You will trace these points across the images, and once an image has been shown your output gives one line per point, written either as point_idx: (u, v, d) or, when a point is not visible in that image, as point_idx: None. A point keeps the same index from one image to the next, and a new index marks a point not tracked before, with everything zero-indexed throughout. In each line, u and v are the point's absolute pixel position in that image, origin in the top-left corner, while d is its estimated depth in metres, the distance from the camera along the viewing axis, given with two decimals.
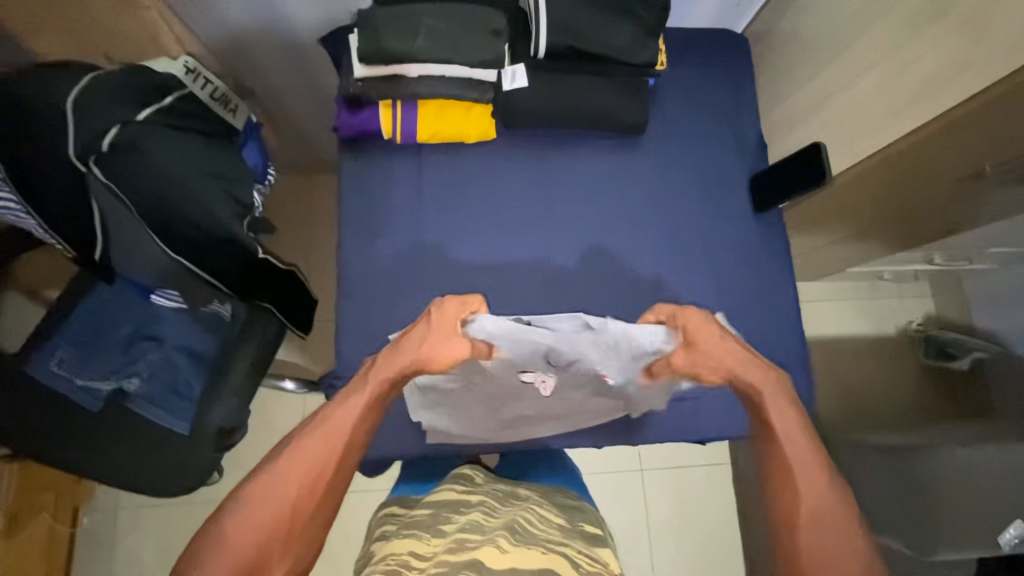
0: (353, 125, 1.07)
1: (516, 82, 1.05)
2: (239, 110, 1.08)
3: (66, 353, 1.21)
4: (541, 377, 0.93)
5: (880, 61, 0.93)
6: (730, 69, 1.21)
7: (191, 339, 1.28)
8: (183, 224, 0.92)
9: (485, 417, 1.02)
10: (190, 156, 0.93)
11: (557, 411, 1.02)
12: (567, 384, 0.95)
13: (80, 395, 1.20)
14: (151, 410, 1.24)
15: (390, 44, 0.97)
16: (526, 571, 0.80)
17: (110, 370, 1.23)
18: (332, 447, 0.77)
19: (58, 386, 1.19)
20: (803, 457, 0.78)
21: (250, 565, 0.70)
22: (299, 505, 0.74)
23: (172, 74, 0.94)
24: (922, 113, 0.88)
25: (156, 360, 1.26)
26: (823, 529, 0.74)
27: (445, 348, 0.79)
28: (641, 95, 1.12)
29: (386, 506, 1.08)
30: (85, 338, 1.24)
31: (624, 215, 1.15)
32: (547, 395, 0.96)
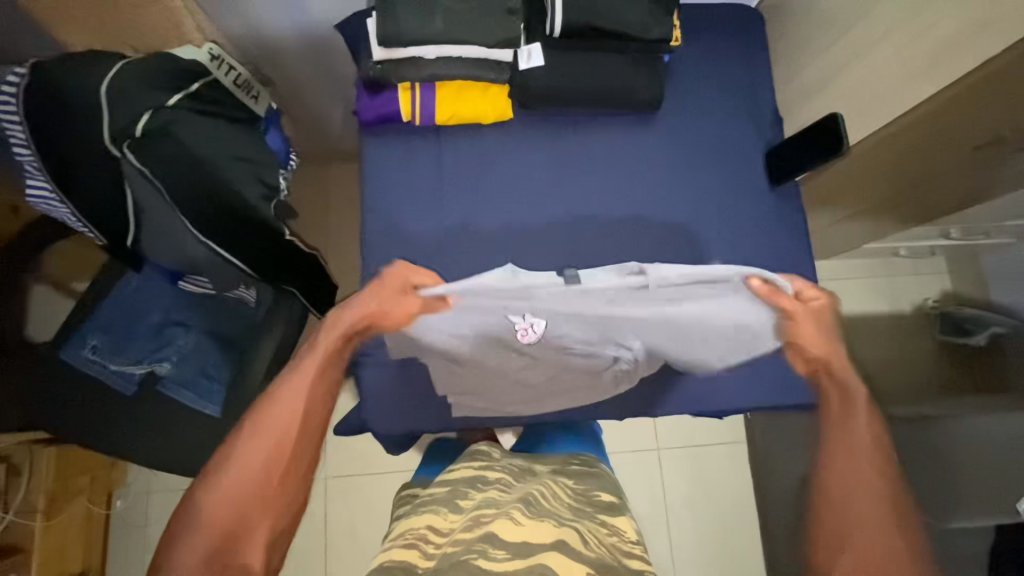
0: (373, 108, 1.08)
1: (532, 61, 1.07)
2: (260, 96, 1.11)
3: (98, 340, 1.25)
4: (525, 322, 0.95)
5: (901, 28, 0.93)
6: (743, 45, 1.21)
7: (216, 323, 1.34)
8: (214, 208, 0.94)
9: (509, 392, 1.05)
10: (219, 140, 0.95)
11: (556, 369, 1.02)
12: (553, 339, 0.97)
13: (115, 378, 1.24)
14: (180, 393, 1.28)
15: (410, 25, 0.99)
16: (537, 545, 0.81)
17: (141, 356, 1.28)
18: (294, 411, 0.86)
19: (92, 370, 1.23)
20: (865, 438, 0.87)
21: (231, 528, 0.74)
22: (271, 466, 0.80)
23: (197, 61, 0.97)
24: (941, 80, 0.88)
25: (185, 345, 1.31)
26: (857, 499, 0.77)
27: (383, 299, 1.00)
28: (656, 72, 1.13)
29: (410, 487, 1.11)
30: (117, 326, 1.29)
31: (642, 194, 1.16)
32: (524, 343, 0.97)
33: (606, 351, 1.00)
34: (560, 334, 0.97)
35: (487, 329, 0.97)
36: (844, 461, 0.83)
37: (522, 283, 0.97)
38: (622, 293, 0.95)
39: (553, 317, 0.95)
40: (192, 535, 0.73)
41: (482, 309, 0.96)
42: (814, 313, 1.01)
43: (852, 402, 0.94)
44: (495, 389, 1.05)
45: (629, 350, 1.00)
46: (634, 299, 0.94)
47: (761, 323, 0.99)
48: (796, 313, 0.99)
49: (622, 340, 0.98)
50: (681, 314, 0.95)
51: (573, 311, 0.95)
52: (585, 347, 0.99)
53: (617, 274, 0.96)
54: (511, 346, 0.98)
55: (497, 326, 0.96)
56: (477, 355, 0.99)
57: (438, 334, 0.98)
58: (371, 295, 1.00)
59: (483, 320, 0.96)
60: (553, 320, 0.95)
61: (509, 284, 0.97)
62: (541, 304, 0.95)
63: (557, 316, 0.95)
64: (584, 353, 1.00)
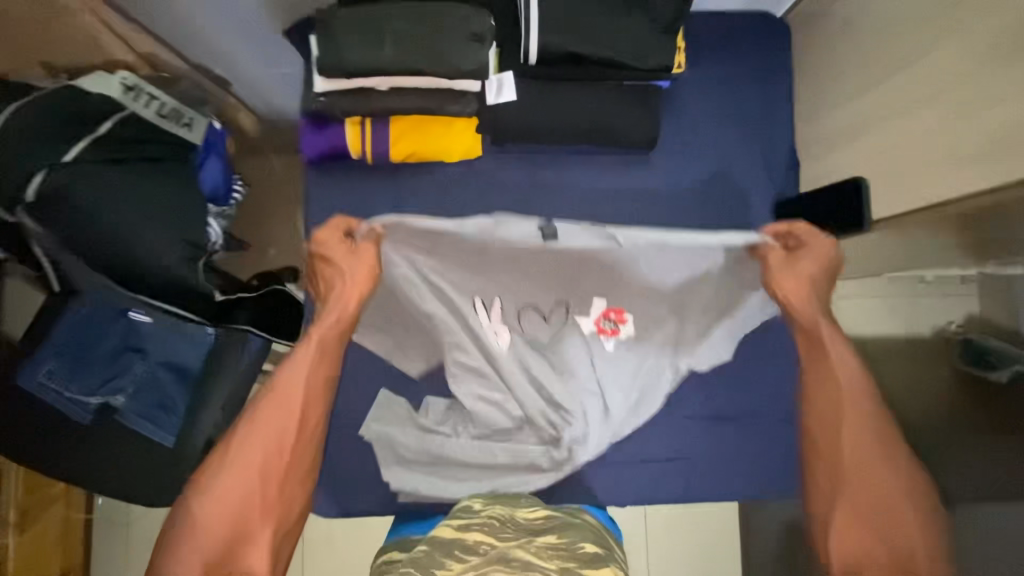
0: (317, 144, 0.93)
1: (502, 95, 0.91)
2: (195, 123, 0.94)
3: (52, 362, 1.04)
4: (490, 324, 0.91)
5: (942, 88, 0.71)
6: (762, 70, 1.01)
7: (173, 353, 1.09)
8: (129, 276, 0.84)
9: (467, 455, 0.91)
10: (132, 197, 0.82)
11: (511, 403, 0.89)
12: (524, 348, 0.90)
13: (68, 406, 1.05)
14: (140, 425, 1.09)
15: (351, 55, 0.83)
16: None
17: (98, 384, 1.07)
18: (284, 413, 0.77)
19: (46, 397, 1.05)
20: (850, 377, 0.76)
21: (230, 534, 0.71)
22: (267, 466, 0.75)
23: (105, 95, 0.84)
24: (990, 176, 0.66)
25: (141, 374, 1.08)
26: (863, 510, 0.71)
27: (360, 278, 0.82)
28: (650, 105, 0.95)
29: (385, 551, 0.83)
30: (73, 347, 1.05)
31: (617, 218, 1.01)
32: (502, 348, 0.89)
33: (567, 350, 0.90)
34: (523, 330, 0.92)
35: (456, 304, 0.90)
36: (834, 421, 0.75)
37: (494, 223, 0.85)
38: (589, 252, 0.88)
39: (512, 260, 0.91)
40: (192, 541, 0.70)
41: (437, 259, 0.89)
42: (789, 257, 0.79)
43: (819, 339, 0.78)
44: (447, 467, 0.92)
45: (579, 301, 0.95)
46: (599, 258, 0.89)
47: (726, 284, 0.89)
48: (775, 263, 0.80)
49: (579, 291, 0.95)
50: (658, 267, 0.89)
51: (524, 265, 0.93)
52: (546, 380, 0.87)
53: (588, 234, 0.85)
54: (466, 344, 0.90)
55: (449, 301, 0.90)
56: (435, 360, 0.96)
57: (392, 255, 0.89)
58: (332, 257, 0.82)
59: (457, 280, 0.92)
60: (509, 308, 0.93)
61: (474, 233, 0.85)
62: (491, 275, 0.93)
63: (514, 291, 0.94)
64: (537, 379, 0.87)
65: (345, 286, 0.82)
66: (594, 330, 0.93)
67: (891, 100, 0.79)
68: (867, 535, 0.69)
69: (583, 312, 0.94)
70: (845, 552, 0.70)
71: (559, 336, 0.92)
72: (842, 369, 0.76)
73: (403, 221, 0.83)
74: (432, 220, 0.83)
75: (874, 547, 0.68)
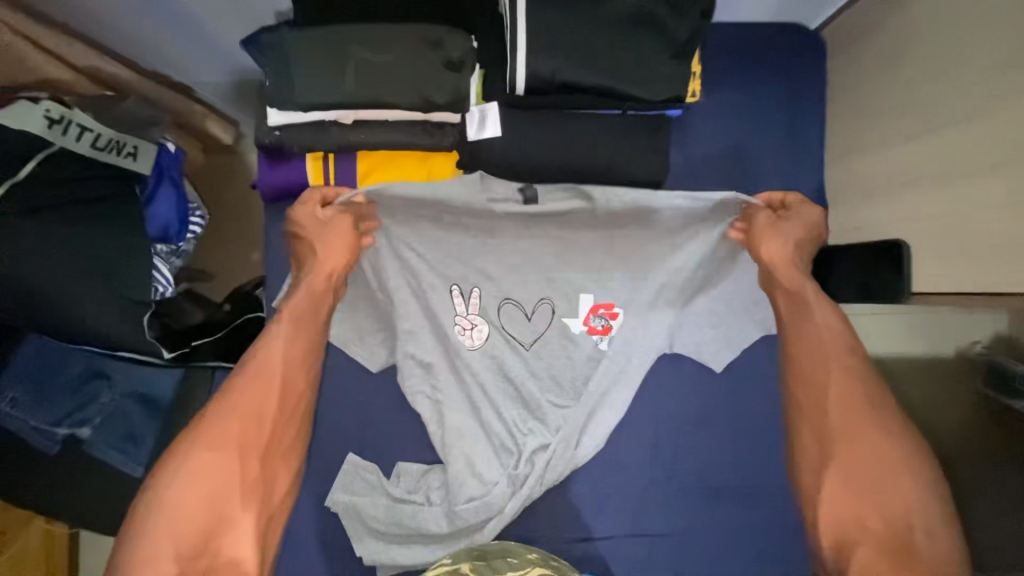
0: (274, 182, 0.82)
1: (485, 130, 0.78)
2: (140, 151, 0.85)
3: (18, 392, 0.92)
4: (466, 316, 0.85)
5: (1015, 147, 0.58)
6: (791, 94, 0.87)
7: (147, 381, 1.00)
8: (60, 333, 0.76)
9: (437, 517, 0.81)
10: (60, 246, 0.74)
11: (469, 412, 0.84)
12: (499, 341, 0.85)
13: (34, 437, 0.93)
14: (111, 455, 0.99)
15: (305, 86, 0.71)
16: None
17: (65, 414, 0.95)
18: (264, 380, 0.75)
19: (11, 425, 0.92)
20: (828, 340, 0.76)
21: (206, 516, 0.67)
22: (246, 442, 0.72)
23: (27, 132, 0.72)
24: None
25: (110, 404, 0.98)
26: (854, 479, 0.70)
27: (337, 246, 0.82)
28: (659, 135, 0.82)
29: None
30: (37, 373, 0.94)
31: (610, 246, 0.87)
32: (474, 346, 0.85)
33: (545, 348, 0.86)
34: (502, 327, 0.85)
35: (427, 285, 0.85)
36: (819, 387, 0.76)
37: (483, 200, 0.84)
38: (569, 217, 0.85)
39: (491, 239, 0.86)
40: (165, 522, 0.65)
41: (416, 240, 0.85)
42: (778, 223, 0.82)
43: (803, 305, 0.79)
44: (422, 539, 0.82)
45: (565, 299, 0.86)
46: (573, 221, 0.86)
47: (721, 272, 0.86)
48: (763, 227, 0.82)
49: (566, 287, 0.86)
50: (651, 238, 0.85)
51: (507, 252, 0.86)
52: (521, 380, 0.84)
53: (565, 194, 0.84)
54: (430, 339, 0.85)
55: (418, 289, 0.85)
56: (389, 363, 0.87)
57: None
58: (312, 221, 0.81)
59: (434, 261, 0.85)
60: (489, 300, 0.85)
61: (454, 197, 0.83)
62: (474, 260, 0.86)
63: (496, 283, 0.86)
64: (512, 380, 0.84)
65: (320, 258, 0.82)
66: (582, 331, 0.85)
67: (949, 153, 0.66)
68: (860, 500, 0.69)
69: (570, 313, 0.86)
70: (834, 520, 0.70)
71: (541, 337, 0.86)
72: (826, 327, 0.76)
73: (393, 185, 0.82)
74: (427, 185, 0.82)
75: (865, 515, 0.68)
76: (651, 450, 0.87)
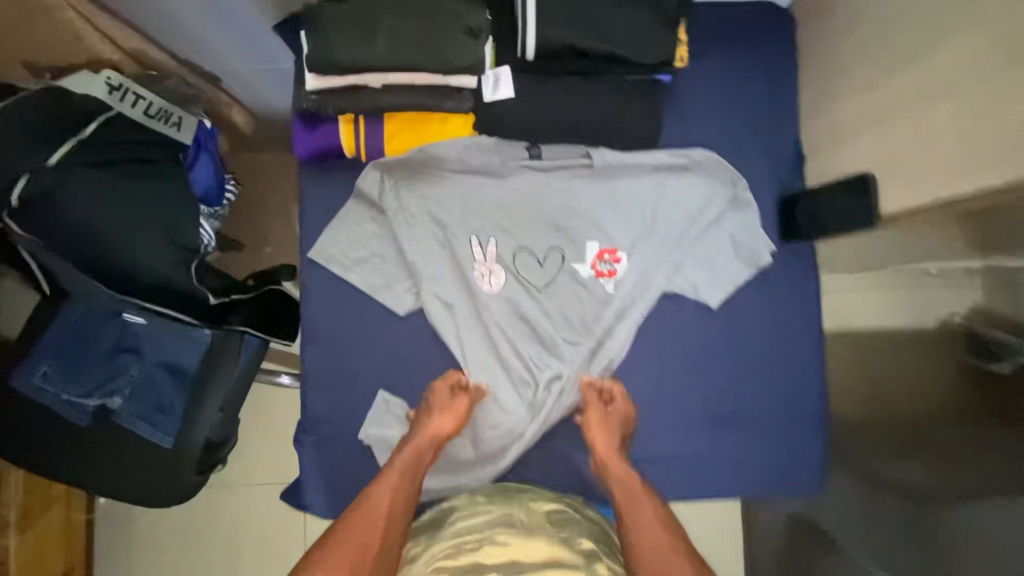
0: (309, 143, 0.91)
1: (499, 91, 0.87)
2: (184, 123, 0.91)
3: (50, 365, 1.06)
4: (484, 266, 0.93)
5: (958, 81, 0.69)
6: (767, 60, 0.98)
7: (171, 353, 1.11)
8: (119, 277, 0.82)
9: (463, 447, 0.92)
10: (117, 198, 0.80)
11: (489, 351, 0.92)
12: (515, 286, 0.94)
13: (66, 409, 1.06)
14: (137, 426, 1.08)
15: (343, 52, 0.80)
16: (530, 562, 0.69)
17: (94, 385, 1.08)
18: (373, 521, 0.73)
19: (46, 400, 1.05)
20: (650, 534, 0.74)
21: None
22: None
23: (91, 95, 0.82)
24: (1006, 174, 0.64)
25: (137, 376, 1.09)
26: None
27: (450, 411, 0.87)
28: (653, 97, 0.92)
29: None
30: (68, 349, 1.08)
31: (611, 187, 0.95)
32: (492, 291, 0.93)
33: (557, 291, 0.94)
34: (517, 273, 0.94)
35: (449, 237, 0.94)
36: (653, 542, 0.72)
37: (499, 163, 0.95)
38: (573, 174, 0.96)
39: (504, 194, 0.95)
40: None
41: (439, 200, 0.94)
42: (606, 415, 0.88)
43: (635, 495, 0.79)
44: (449, 462, 0.92)
45: (574, 247, 0.95)
46: (575, 177, 0.96)
47: (724, 221, 0.96)
48: (593, 420, 0.88)
49: (574, 237, 0.95)
50: (649, 189, 0.95)
51: (520, 206, 0.95)
52: (537, 320, 0.93)
53: (566, 154, 0.96)
54: (451, 285, 0.93)
55: (444, 240, 0.94)
56: (414, 308, 0.94)
57: (379, 183, 0.93)
58: (437, 394, 0.88)
59: (450, 216, 0.94)
60: (505, 249, 0.94)
61: (475, 159, 0.94)
62: (490, 215, 0.94)
63: (511, 233, 0.94)
64: (529, 320, 0.93)
65: (432, 419, 0.86)
66: (591, 275, 0.94)
67: (906, 97, 0.76)
68: None
69: (579, 258, 0.94)
70: None
71: (553, 281, 0.94)
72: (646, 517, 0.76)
73: (424, 147, 0.92)
74: (451, 143, 0.93)
75: None
76: (655, 384, 0.95)
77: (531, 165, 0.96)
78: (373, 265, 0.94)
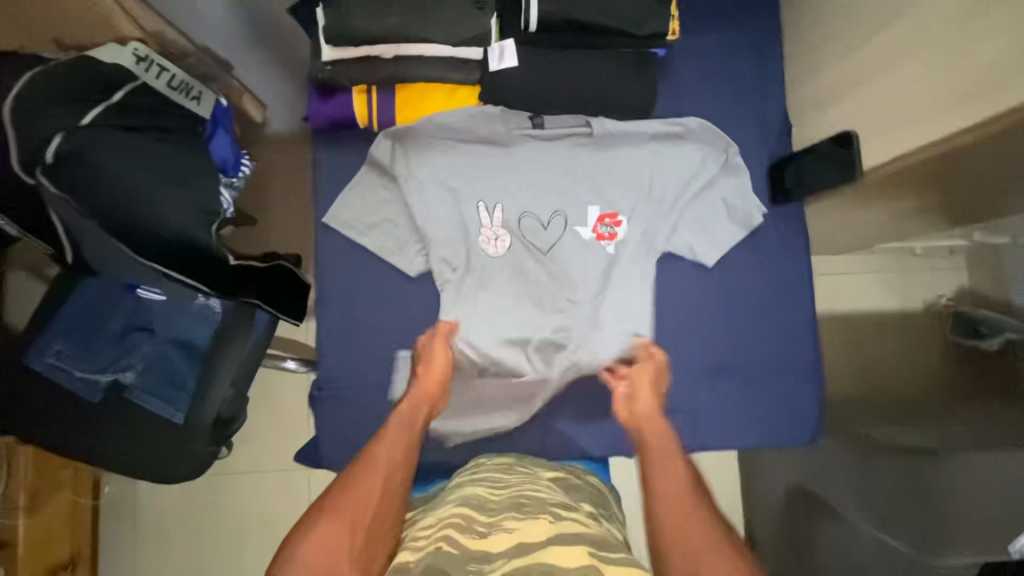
0: (325, 112, 0.97)
1: (504, 61, 0.93)
2: (203, 97, 0.98)
3: (63, 344, 1.08)
4: (492, 229, 0.98)
5: (929, 38, 0.75)
6: (753, 37, 1.05)
7: (182, 330, 1.12)
8: (144, 238, 0.85)
9: (482, 396, 0.99)
10: (144, 163, 0.84)
11: (497, 308, 0.98)
12: (521, 248, 0.99)
13: (79, 385, 1.08)
14: (149, 401, 1.11)
15: (358, 22, 0.85)
16: (533, 544, 0.61)
17: (106, 362, 1.09)
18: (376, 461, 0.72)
19: (60, 377, 1.08)
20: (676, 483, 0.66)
21: None
22: (360, 516, 0.65)
23: (119, 65, 0.87)
24: (976, 117, 0.70)
25: (149, 352, 1.11)
26: None
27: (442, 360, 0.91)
28: (648, 69, 0.97)
29: None
30: (81, 327, 1.10)
31: (610, 153, 1.00)
32: (498, 252, 0.98)
33: (561, 252, 0.99)
34: (522, 236, 0.99)
35: (458, 202, 0.98)
36: (674, 497, 0.64)
37: (505, 131, 1.01)
38: (574, 142, 1.01)
39: (508, 160, 1.00)
40: None
41: (448, 166, 0.98)
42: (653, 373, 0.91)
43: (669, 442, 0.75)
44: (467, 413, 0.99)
45: (576, 212, 0.99)
46: (575, 145, 1.01)
47: (718, 186, 1.01)
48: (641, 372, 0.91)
49: (576, 202, 1.00)
50: (646, 154, 1.00)
51: (525, 171, 1.00)
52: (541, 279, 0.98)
53: (567, 122, 1.02)
54: (458, 249, 0.98)
55: (452, 204, 0.99)
56: (424, 269, 1.00)
57: (391, 150, 0.98)
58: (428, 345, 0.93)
59: (458, 181, 0.98)
60: (510, 214, 0.99)
61: (481, 127, 1.00)
62: (496, 182, 0.99)
63: (516, 199, 0.99)
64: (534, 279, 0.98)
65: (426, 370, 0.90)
66: (593, 238, 0.99)
67: (882, 58, 0.83)
68: None
69: (581, 222, 0.99)
70: None
71: (557, 243, 0.99)
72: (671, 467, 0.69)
73: (433, 117, 0.98)
74: (458, 114, 0.99)
75: None
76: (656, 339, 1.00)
77: (533, 132, 1.01)
78: (384, 230, 0.99)
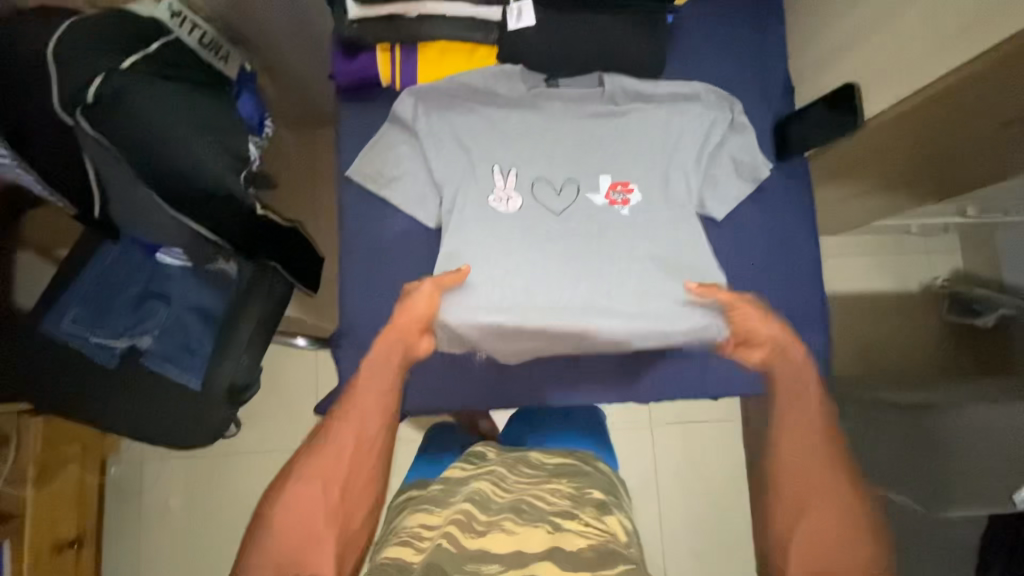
0: (350, 72, 1.01)
1: (522, 20, 0.97)
2: (229, 57, 1.06)
3: (80, 310, 1.08)
4: (506, 190, 1.01)
5: None
6: (755, 9, 1.11)
7: (198, 297, 1.12)
8: (176, 180, 0.87)
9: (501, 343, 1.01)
10: (177, 109, 0.87)
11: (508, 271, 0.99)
12: (535, 206, 1.02)
13: (94, 350, 1.07)
14: (162, 367, 1.10)
15: None
16: (533, 556, 0.61)
17: (122, 328, 1.09)
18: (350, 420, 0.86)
19: (76, 343, 1.07)
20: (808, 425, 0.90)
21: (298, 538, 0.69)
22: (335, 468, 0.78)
23: (155, 19, 0.93)
24: (971, 53, 0.75)
25: (165, 318, 1.10)
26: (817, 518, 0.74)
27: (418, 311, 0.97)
28: (659, 32, 1.01)
29: (403, 490, 0.83)
30: (98, 293, 1.09)
31: (622, 114, 1.04)
32: (512, 208, 1.01)
33: (575, 210, 1.02)
34: (536, 199, 1.02)
35: (472, 163, 1.01)
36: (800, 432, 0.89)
37: (524, 91, 1.04)
38: (588, 102, 1.05)
39: (524, 121, 1.04)
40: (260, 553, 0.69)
41: (467, 125, 1.02)
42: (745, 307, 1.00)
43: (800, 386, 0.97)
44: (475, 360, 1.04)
45: (587, 179, 1.03)
46: (588, 109, 1.05)
47: (728, 145, 1.04)
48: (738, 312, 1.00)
49: (588, 169, 1.03)
50: (658, 114, 1.04)
51: (540, 137, 1.04)
52: (554, 236, 1.01)
53: (581, 86, 1.06)
54: (471, 211, 1.00)
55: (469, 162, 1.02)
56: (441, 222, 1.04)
57: (414, 108, 1.01)
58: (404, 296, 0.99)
59: (474, 139, 1.02)
60: (524, 179, 1.02)
61: (501, 87, 1.03)
62: (511, 148, 1.02)
63: (530, 164, 1.03)
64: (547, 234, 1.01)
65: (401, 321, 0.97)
66: (606, 204, 1.03)
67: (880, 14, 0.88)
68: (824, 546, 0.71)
69: (593, 189, 1.03)
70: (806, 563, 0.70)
71: (569, 207, 1.02)
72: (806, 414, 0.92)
73: (454, 77, 1.01)
74: (477, 74, 1.01)
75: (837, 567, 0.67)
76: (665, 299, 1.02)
77: (550, 93, 1.05)
78: (402, 187, 1.03)
